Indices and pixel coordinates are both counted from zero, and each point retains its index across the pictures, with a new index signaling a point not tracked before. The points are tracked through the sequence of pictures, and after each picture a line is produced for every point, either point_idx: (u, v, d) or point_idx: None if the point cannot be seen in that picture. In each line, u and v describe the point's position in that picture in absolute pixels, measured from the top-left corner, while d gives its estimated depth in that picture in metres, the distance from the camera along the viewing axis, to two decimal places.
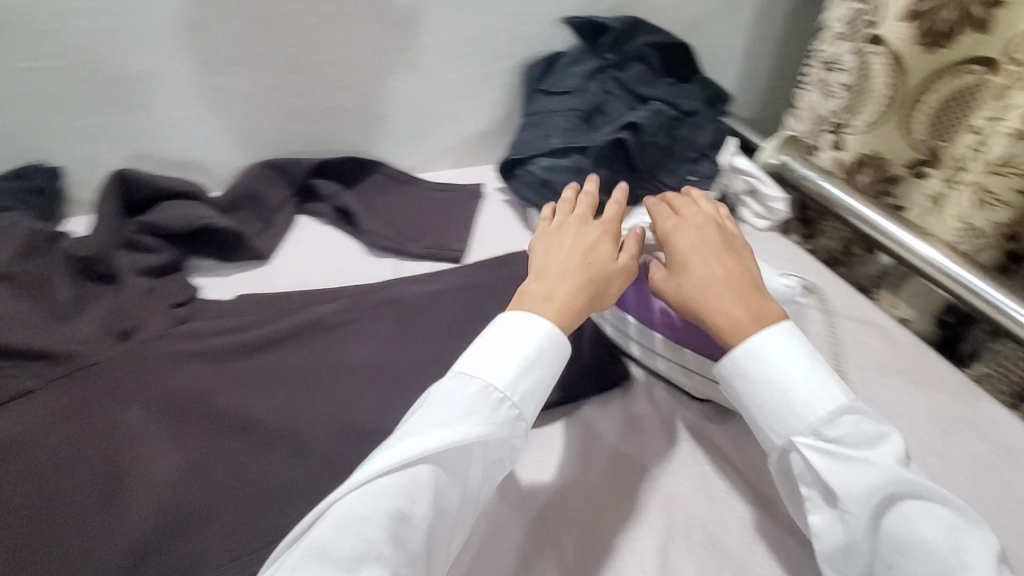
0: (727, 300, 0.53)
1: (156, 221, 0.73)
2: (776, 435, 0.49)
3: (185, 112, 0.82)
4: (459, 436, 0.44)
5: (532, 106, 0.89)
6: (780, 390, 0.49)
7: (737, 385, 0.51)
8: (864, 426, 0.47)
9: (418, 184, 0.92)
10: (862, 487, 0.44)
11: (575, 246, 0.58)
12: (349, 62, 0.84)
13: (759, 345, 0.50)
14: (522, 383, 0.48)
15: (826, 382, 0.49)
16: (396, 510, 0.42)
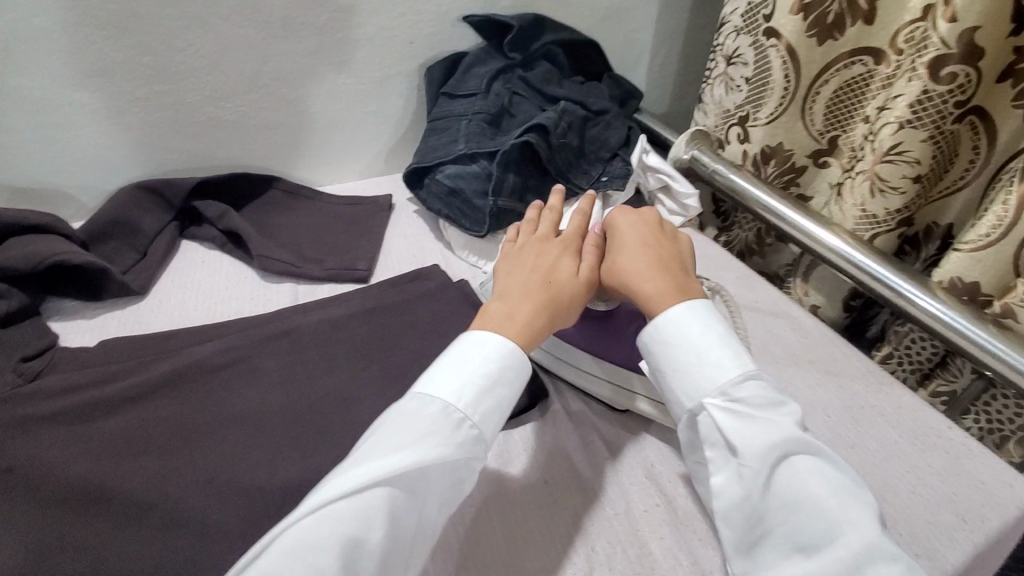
0: (651, 278, 0.53)
1: (3, 261, 0.62)
2: (688, 398, 0.48)
3: (32, 133, 0.71)
4: (417, 457, 0.41)
5: (436, 111, 0.85)
6: (692, 352, 0.48)
7: (652, 351, 0.50)
8: (766, 391, 0.46)
9: (319, 198, 0.86)
10: (758, 444, 0.43)
11: (536, 263, 0.56)
12: (225, 69, 0.76)
13: (675, 311, 0.50)
14: (485, 400, 0.46)
15: (734, 349, 0.48)
16: (349, 538, 0.38)
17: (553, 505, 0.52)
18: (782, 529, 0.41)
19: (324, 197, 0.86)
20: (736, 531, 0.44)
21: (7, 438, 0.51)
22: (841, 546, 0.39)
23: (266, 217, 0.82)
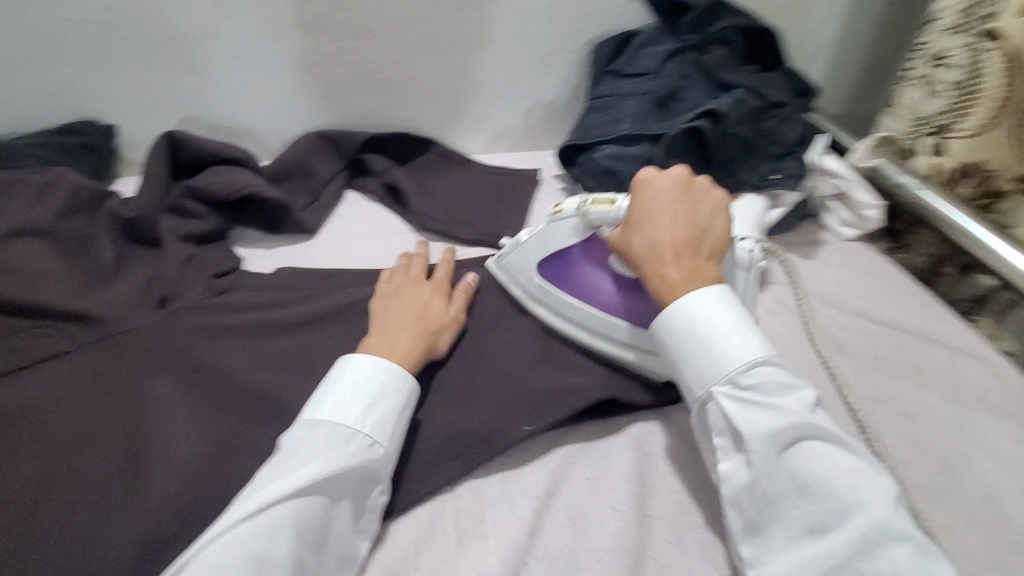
0: (665, 261, 0.52)
1: (201, 185, 0.70)
2: (696, 386, 0.49)
3: (236, 75, 0.78)
4: (309, 472, 0.41)
5: (599, 89, 0.83)
6: (705, 343, 0.49)
7: (664, 335, 0.51)
8: (777, 377, 0.46)
9: (471, 164, 0.87)
10: (767, 429, 0.44)
11: (413, 302, 0.59)
12: (407, 31, 0.79)
13: (691, 300, 0.50)
14: (375, 414, 0.46)
15: (746, 335, 0.48)
16: (255, 554, 0.38)
17: (695, 506, 0.49)
18: (791, 510, 0.42)
19: (475, 164, 0.87)
20: (743, 518, 0.44)
21: (195, 341, 0.57)
22: (851, 527, 0.39)
23: (422, 176, 0.85)
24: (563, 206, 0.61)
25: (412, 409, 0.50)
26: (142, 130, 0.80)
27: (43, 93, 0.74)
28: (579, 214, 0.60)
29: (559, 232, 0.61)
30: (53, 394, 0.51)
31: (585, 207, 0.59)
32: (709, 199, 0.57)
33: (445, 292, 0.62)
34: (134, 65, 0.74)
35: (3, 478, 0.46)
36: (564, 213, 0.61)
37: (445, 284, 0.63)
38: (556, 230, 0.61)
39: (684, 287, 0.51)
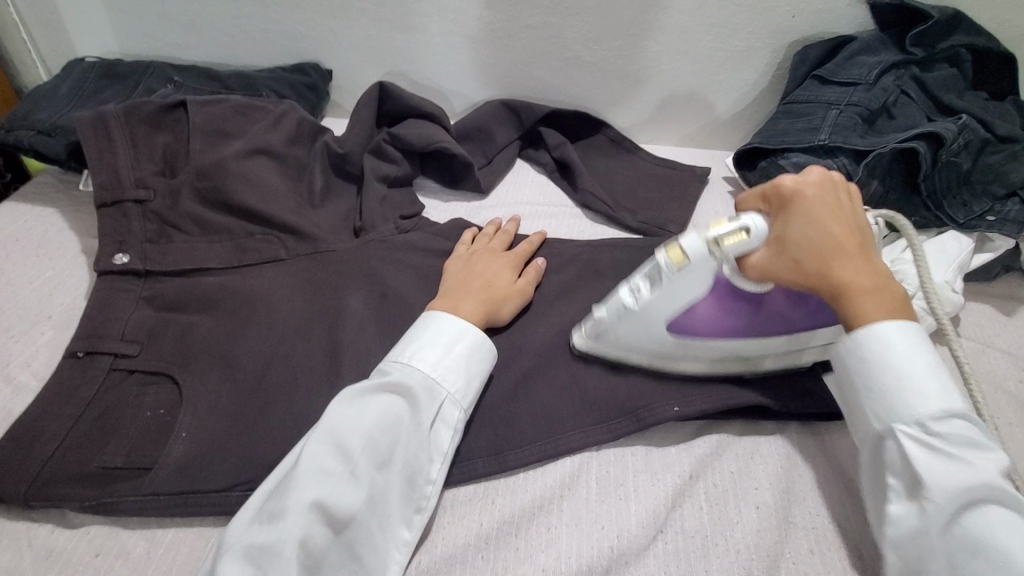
0: (838, 264, 0.45)
1: (403, 134, 0.76)
2: (876, 419, 0.45)
3: (441, 38, 0.84)
4: (375, 404, 0.45)
5: (797, 93, 0.79)
6: (900, 379, 0.43)
7: (851, 359, 0.46)
8: (969, 433, 0.42)
9: (638, 153, 0.87)
10: (956, 487, 0.40)
11: (481, 270, 0.59)
12: (607, 13, 0.80)
13: (890, 332, 0.44)
14: (443, 361, 0.49)
15: (946, 382, 0.44)
16: (325, 467, 0.42)
17: (846, 535, 0.47)
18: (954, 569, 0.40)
19: (644, 154, 0.86)
20: (902, 560, 0.42)
21: (384, 267, 0.63)
22: None
23: (590, 157, 0.87)
24: (679, 253, 0.46)
25: (473, 352, 0.50)
26: (353, 77, 0.89)
27: (282, 33, 0.84)
28: (712, 258, 0.46)
29: None
30: (271, 288, 0.59)
31: (715, 249, 0.46)
32: (849, 192, 0.50)
33: (515, 267, 0.61)
34: (360, 18, 0.82)
35: (234, 346, 0.53)
36: (687, 262, 0.46)
37: (518, 261, 0.62)
38: (682, 285, 0.47)
39: (870, 302, 0.45)
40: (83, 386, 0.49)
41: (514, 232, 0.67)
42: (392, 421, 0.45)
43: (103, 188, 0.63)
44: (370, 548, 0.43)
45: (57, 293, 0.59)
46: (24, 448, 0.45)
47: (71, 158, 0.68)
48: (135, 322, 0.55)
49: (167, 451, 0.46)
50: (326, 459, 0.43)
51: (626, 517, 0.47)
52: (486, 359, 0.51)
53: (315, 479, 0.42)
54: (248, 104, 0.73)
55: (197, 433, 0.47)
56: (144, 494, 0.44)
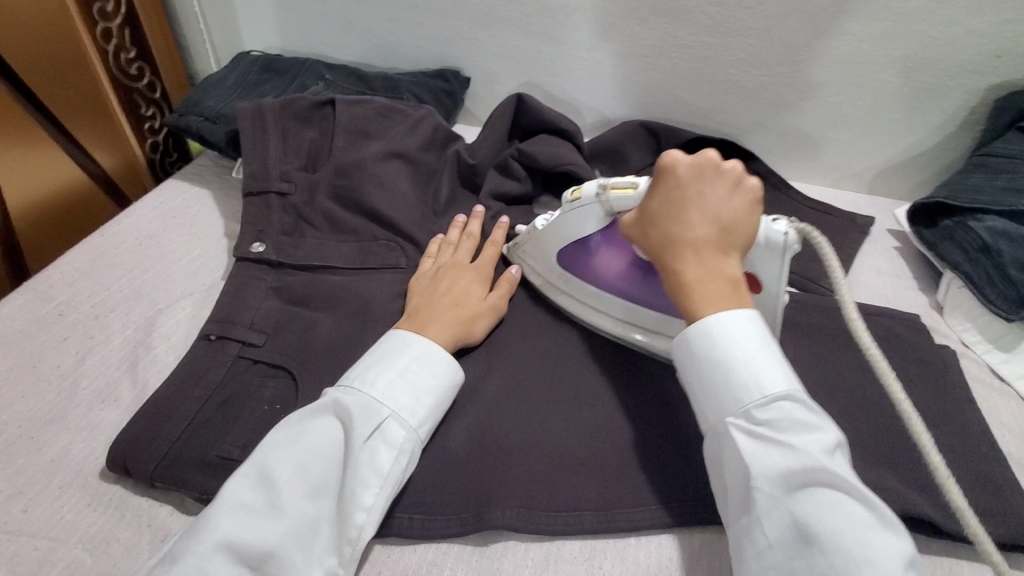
0: (682, 251, 0.47)
1: (530, 151, 0.72)
2: (712, 414, 0.44)
3: (586, 52, 0.80)
4: (302, 431, 0.43)
5: (1004, 144, 0.66)
6: (724, 366, 0.43)
7: (688, 347, 0.46)
8: (801, 414, 0.41)
9: (788, 192, 0.77)
10: (774, 472, 0.39)
11: (449, 285, 0.57)
12: (776, 35, 0.72)
13: (718, 316, 0.45)
14: (387, 379, 0.46)
15: (774, 361, 0.43)
16: (242, 500, 0.40)
17: None
18: None
19: (796, 194, 0.77)
20: None
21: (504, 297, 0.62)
22: None
23: None
24: (577, 192, 0.54)
25: (428, 369, 0.48)
26: (490, 86, 0.88)
27: (430, 39, 0.85)
28: (598, 202, 0.52)
29: (577, 220, 0.54)
30: (388, 296, 0.59)
31: (602, 193, 0.52)
32: (746, 184, 0.48)
33: (482, 277, 0.59)
34: (507, 28, 0.81)
35: (351, 353, 0.53)
36: (580, 200, 0.53)
37: (487, 271, 0.60)
38: (571, 218, 0.55)
39: (700, 302, 0.46)
40: (213, 370, 0.51)
41: (477, 231, 0.65)
42: (327, 447, 0.42)
43: (252, 177, 0.67)
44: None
45: (201, 272, 0.62)
46: (156, 425, 0.46)
47: (229, 146, 0.72)
48: (265, 313, 0.56)
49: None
50: (249, 489, 0.40)
51: None
52: (444, 377, 0.48)
53: (229, 515, 0.39)
54: (390, 107, 0.74)
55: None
56: None
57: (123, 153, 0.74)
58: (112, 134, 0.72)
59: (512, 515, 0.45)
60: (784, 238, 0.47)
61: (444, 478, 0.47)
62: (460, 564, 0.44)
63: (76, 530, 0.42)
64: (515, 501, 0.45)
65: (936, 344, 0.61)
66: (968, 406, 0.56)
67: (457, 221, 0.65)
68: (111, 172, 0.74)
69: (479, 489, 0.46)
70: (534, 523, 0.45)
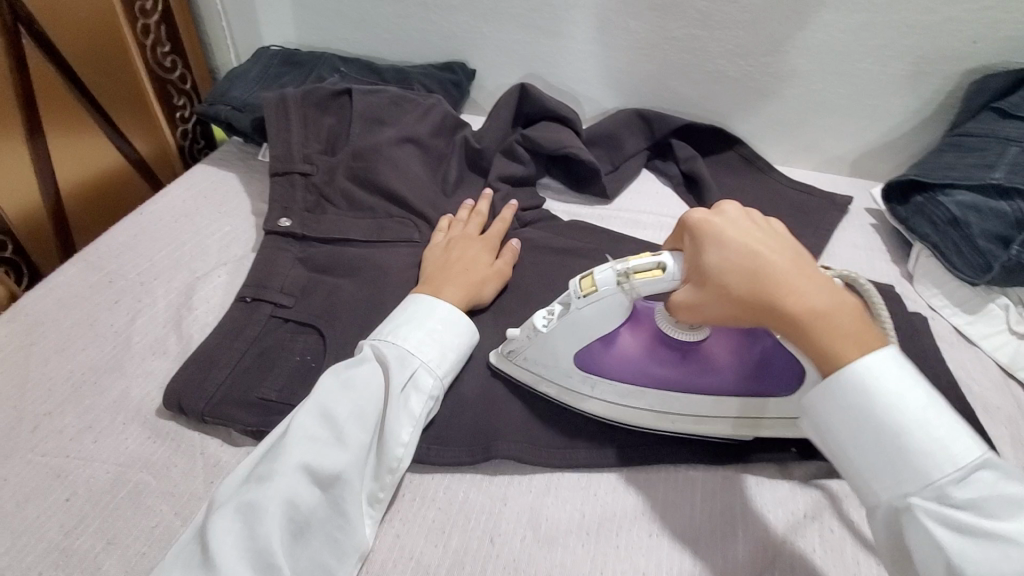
0: (794, 294, 0.41)
1: (534, 136, 0.78)
2: (885, 495, 0.40)
3: (584, 44, 0.86)
4: (354, 378, 0.49)
5: (971, 124, 0.72)
6: (897, 442, 0.39)
7: (850, 427, 0.41)
8: (1001, 488, 0.38)
9: (773, 174, 0.83)
10: (1003, 573, 0.36)
11: (460, 254, 0.62)
12: (759, 27, 0.78)
13: (876, 378, 0.40)
14: (415, 334, 0.52)
15: (957, 429, 0.39)
16: (312, 435, 0.46)
17: None
18: None
19: (780, 176, 0.83)
20: None
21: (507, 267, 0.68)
22: None
23: (720, 174, 0.85)
24: (593, 282, 0.47)
25: (450, 326, 0.54)
26: (494, 78, 0.93)
27: (438, 33, 0.90)
28: (621, 291, 0.47)
29: (601, 313, 0.48)
30: (403, 265, 0.65)
31: (626, 281, 0.46)
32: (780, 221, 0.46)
33: (492, 251, 0.65)
34: (510, 22, 0.87)
35: (372, 313, 0.59)
36: (598, 290, 0.47)
37: (495, 244, 0.66)
38: (594, 313, 0.48)
39: (839, 345, 0.40)
40: (249, 326, 0.57)
41: (485, 211, 0.71)
42: (373, 392, 0.49)
43: (277, 159, 0.73)
44: (354, 507, 0.45)
45: (233, 245, 0.68)
46: (202, 371, 0.53)
47: (255, 132, 0.78)
48: (293, 278, 0.62)
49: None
50: (317, 427, 0.46)
51: (732, 539, 0.47)
52: (465, 335, 0.54)
53: (301, 445, 0.45)
54: (402, 96, 0.80)
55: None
56: None
57: (155, 138, 0.79)
58: (145, 118, 0.77)
59: (517, 447, 0.51)
60: None
61: (459, 416, 0.53)
62: (472, 488, 0.49)
63: (140, 458, 0.48)
64: (520, 436, 0.51)
65: (905, 309, 0.67)
66: (933, 362, 0.61)
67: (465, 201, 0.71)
68: (148, 157, 0.80)
69: (487, 426, 0.52)
70: (537, 454, 0.51)
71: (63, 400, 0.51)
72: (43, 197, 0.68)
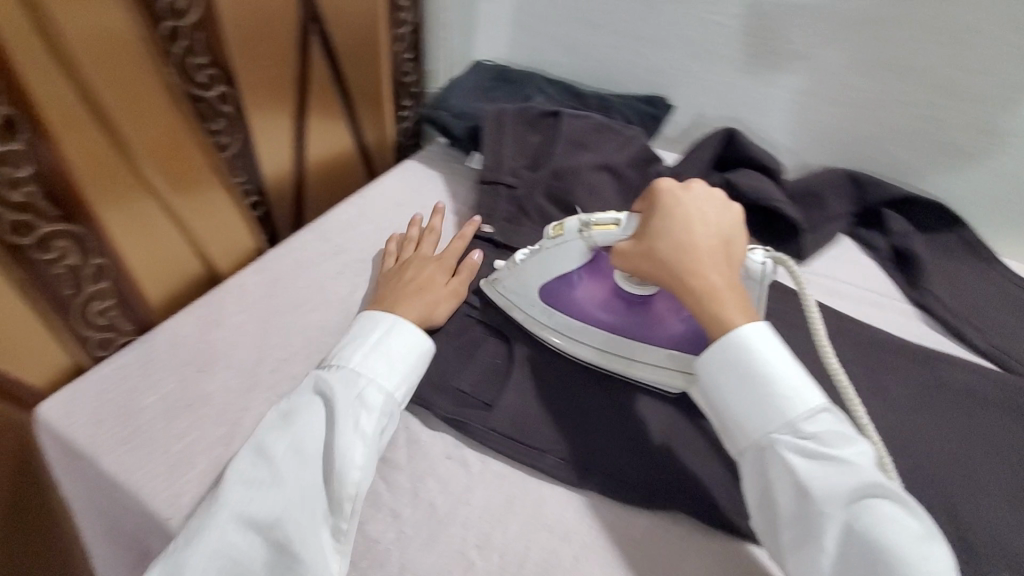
0: (710, 271, 0.50)
1: (738, 184, 0.77)
2: (752, 432, 0.46)
3: (800, 96, 0.83)
4: (294, 415, 0.48)
5: None
6: (761, 381, 0.46)
7: (723, 378, 0.47)
8: (830, 423, 0.45)
9: (999, 266, 0.75)
10: (836, 485, 0.42)
11: (413, 276, 0.63)
12: (1016, 103, 0.71)
13: (754, 334, 0.47)
14: (357, 355, 0.52)
15: (806, 380, 0.46)
16: (250, 478, 0.45)
17: None
18: None
19: (1006, 269, 0.74)
20: None
21: None
22: None
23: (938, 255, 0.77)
24: (561, 228, 0.57)
25: (398, 341, 0.54)
26: (693, 117, 0.93)
27: (647, 67, 0.92)
28: (581, 237, 0.57)
29: (566, 253, 0.58)
30: None
31: (585, 230, 0.56)
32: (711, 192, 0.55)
33: (447, 270, 0.65)
34: (724, 65, 0.86)
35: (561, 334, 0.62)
36: (563, 235, 0.58)
37: (451, 263, 0.66)
38: (559, 253, 0.58)
39: (717, 306, 0.49)
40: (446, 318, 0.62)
41: (439, 229, 0.71)
42: (311, 423, 0.48)
43: (486, 167, 0.78)
44: (307, 546, 0.43)
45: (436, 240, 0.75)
46: None
47: (468, 140, 0.85)
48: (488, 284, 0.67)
49: (502, 397, 0.56)
50: (256, 467, 0.46)
51: None
52: (419, 351, 0.54)
53: (238, 491, 0.44)
54: (605, 123, 0.82)
55: (521, 392, 0.57)
56: (483, 426, 0.54)
57: (379, 132, 0.88)
58: (378, 114, 0.86)
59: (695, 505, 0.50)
60: (762, 267, 0.54)
61: (637, 450, 0.53)
62: (650, 531, 0.49)
63: None
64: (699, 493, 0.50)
65: None
66: None
67: (415, 221, 0.71)
68: (370, 148, 0.88)
69: (663, 473, 0.52)
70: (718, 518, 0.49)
71: (295, 351, 0.58)
72: (294, 168, 0.75)
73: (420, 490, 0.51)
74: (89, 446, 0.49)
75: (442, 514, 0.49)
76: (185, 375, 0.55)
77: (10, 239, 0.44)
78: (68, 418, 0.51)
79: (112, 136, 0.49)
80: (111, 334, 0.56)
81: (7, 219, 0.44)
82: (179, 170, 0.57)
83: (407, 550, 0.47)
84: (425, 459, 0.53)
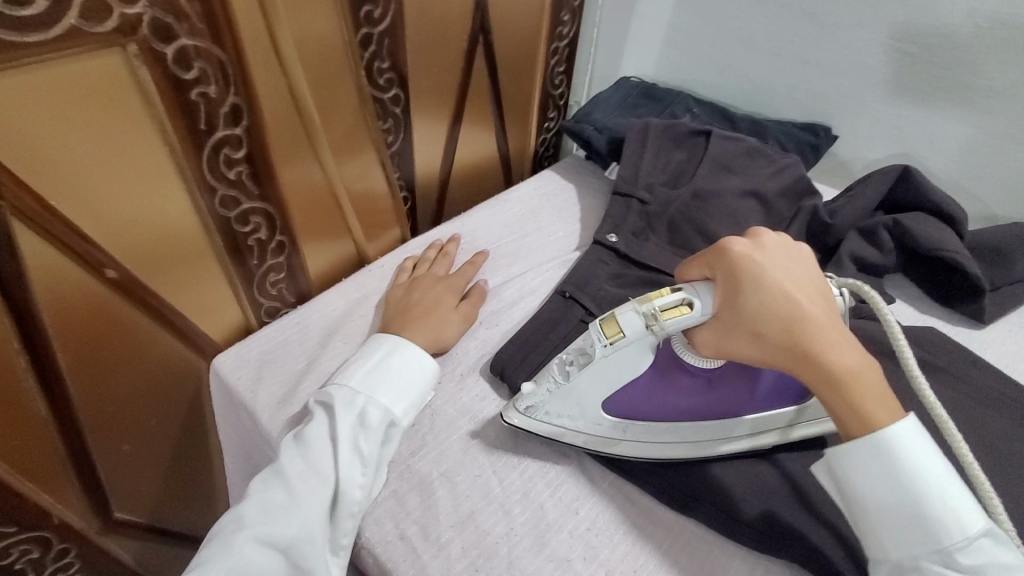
0: (841, 349, 0.39)
1: (910, 227, 0.69)
2: (894, 549, 0.38)
3: (997, 137, 0.73)
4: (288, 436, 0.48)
5: None
6: (914, 502, 0.37)
7: (863, 488, 0.39)
8: (995, 551, 0.36)
9: None
10: None
11: (420, 300, 0.61)
12: None
13: (906, 439, 0.38)
14: (348, 371, 0.51)
15: (964, 495, 0.37)
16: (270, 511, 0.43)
17: None
18: None
19: None
20: None
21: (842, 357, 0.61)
22: None
23: None
24: (612, 330, 0.46)
25: (402, 361, 0.52)
26: (856, 149, 0.86)
27: (808, 93, 0.86)
28: (648, 334, 0.45)
29: (615, 363, 0.47)
30: None
31: (654, 325, 0.44)
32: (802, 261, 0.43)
33: (456, 291, 0.63)
34: (905, 97, 0.78)
35: None
36: (624, 336, 0.46)
37: (461, 285, 0.64)
38: (616, 359, 0.47)
39: (865, 397, 0.38)
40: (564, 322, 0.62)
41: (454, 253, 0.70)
42: (321, 446, 0.46)
43: (622, 180, 0.77)
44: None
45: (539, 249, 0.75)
46: (524, 353, 0.58)
47: (608, 155, 0.85)
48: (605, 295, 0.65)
49: None
50: (268, 485, 0.45)
51: None
52: (423, 371, 0.52)
53: (253, 520, 0.43)
54: (757, 147, 0.78)
55: None
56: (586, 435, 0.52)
57: (520, 142, 0.91)
58: (523, 123, 0.89)
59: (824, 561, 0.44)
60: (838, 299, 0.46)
61: (764, 484, 0.48)
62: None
63: (470, 412, 0.55)
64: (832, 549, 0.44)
65: None
66: None
67: (434, 244, 0.70)
68: (511, 156, 0.91)
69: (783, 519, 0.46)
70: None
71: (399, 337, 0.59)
72: (444, 169, 0.79)
73: (530, 492, 0.50)
74: (251, 399, 0.55)
75: (551, 521, 0.48)
76: (329, 343, 0.59)
77: (221, 212, 0.51)
78: (236, 372, 0.57)
79: (306, 127, 0.55)
80: (277, 304, 0.63)
81: (222, 193, 0.50)
82: (355, 160, 0.62)
83: (513, 549, 0.46)
84: (534, 454, 0.52)
